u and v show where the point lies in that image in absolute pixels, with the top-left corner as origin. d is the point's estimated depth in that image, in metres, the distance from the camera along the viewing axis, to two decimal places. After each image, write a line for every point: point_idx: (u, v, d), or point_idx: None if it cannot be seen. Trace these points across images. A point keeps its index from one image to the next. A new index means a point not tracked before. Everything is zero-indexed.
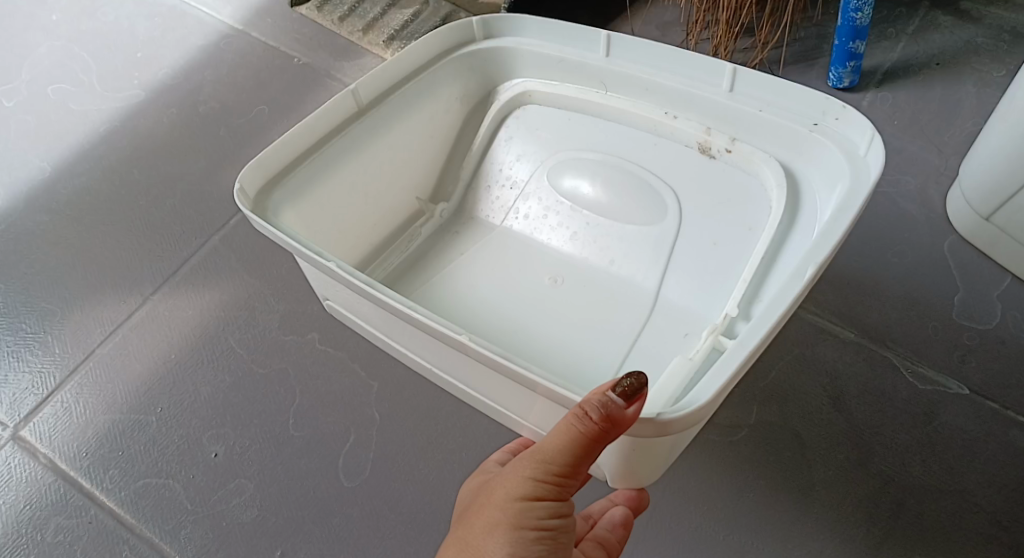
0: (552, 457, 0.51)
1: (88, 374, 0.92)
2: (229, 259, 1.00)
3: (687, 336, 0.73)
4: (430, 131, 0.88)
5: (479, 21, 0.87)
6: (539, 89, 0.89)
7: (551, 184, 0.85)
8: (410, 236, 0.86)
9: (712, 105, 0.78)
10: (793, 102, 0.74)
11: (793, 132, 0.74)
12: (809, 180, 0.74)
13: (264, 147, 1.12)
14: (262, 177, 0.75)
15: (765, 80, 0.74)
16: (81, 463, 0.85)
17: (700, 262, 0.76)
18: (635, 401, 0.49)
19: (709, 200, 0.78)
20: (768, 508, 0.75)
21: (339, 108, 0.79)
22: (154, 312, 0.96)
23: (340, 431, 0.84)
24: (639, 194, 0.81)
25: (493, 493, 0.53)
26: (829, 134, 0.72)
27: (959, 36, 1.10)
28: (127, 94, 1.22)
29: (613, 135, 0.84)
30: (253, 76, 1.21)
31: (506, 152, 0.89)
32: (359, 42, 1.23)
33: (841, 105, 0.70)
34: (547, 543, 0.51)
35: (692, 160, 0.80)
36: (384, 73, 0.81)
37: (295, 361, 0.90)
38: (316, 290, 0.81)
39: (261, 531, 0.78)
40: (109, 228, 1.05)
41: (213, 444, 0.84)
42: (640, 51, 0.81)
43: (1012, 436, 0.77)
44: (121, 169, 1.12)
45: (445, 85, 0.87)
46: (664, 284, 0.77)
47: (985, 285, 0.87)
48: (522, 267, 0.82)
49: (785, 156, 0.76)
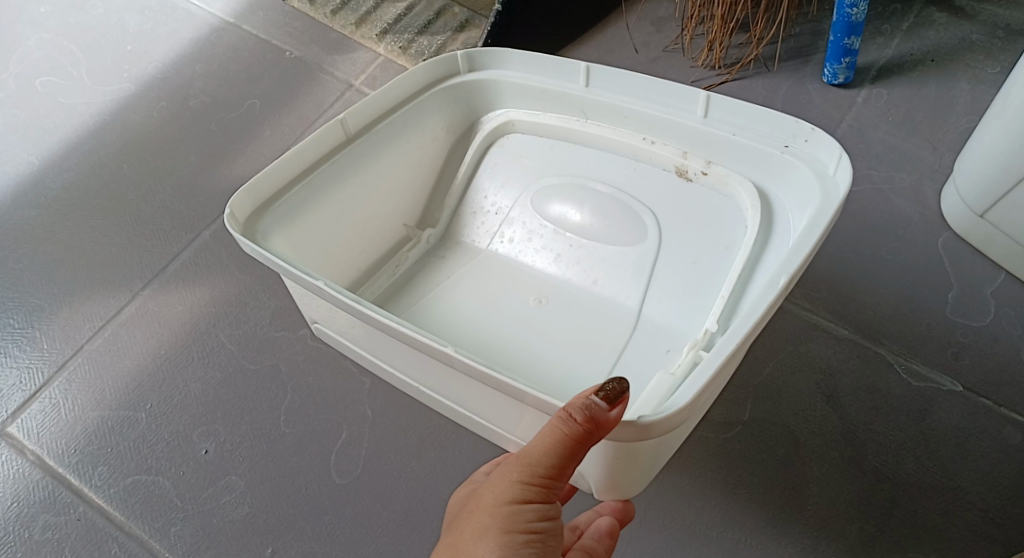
0: (538, 460, 0.50)
1: (77, 370, 0.91)
2: (220, 255, 0.99)
3: (669, 352, 0.73)
4: (416, 160, 0.87)
5: (462, 54, 0.86)
6: (522, 119, 0.88)
7: (535, 209, 0.84)
8: (397, 259, 0.85)
9: (689, 131, 0.78)
10: (764, 124, 0.74)
11: (765, 154, 0.74)
12: (782, 200, 0.73)
13: (255, 142, 1.11)
14: (253, 202, 0.74)
15: (739, 106, 0.74)
16: (69, 459, 0.84)
17: (680, 280, 0.76)
18: (617, 404, 0.50)
19: (688, 221, 0.78)
20: (759, 507, 0.74)
21: (328, 136, 0.78)
22: (145, 307, 0.95)
23: (332, 428, 0.83)
24: (624, 214, 0.80)
25: (481, 498, 0.52)
26: (801, 156, 0.71)
27: (953, 33, 1.10)
28: (117, 88, 1.21)
29: (596, 162, 0.84)
30: (245, 70, 1.20)
31: (490, 181, 0.88)
32: (353, 35, 1.22)
33: (810, 126, 0.70)
34: (537, 546, 0.50)
35: (670, 185, 0.80)
36: (371, 103, 0.81)
37: (287, 357, 0.89)
38: (303, 309, 0.80)
39: (252, 529, 0.77)
40: (98, 224, 1.04)
41: (204, 441, 0.84)
42: (620, 82, 0.80)
43: (1006, 434, 0.77)
44: (111, 163, 1.11)
45: (430, 115, 0.86)
46: (645, 305, 0.76)
47: (978, 283, 0.87)
48: (506, 286, 0.81)
49: (759, 177, 0.75)
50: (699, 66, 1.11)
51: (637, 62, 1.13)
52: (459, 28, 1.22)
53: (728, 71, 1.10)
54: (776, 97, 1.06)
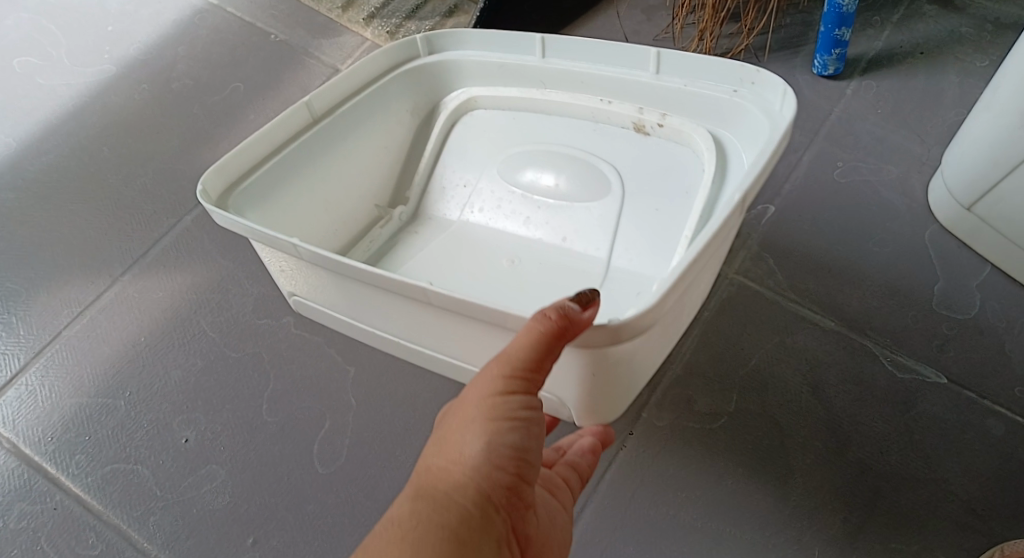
0: (519, 354, 0.50)
1: (55, 356, 0.89)
2: (202, 240, 0.98)
3: (640, 295, 0.72)
4: (385, 142, 0.85)
5: (422, 38, 0.85)
6: (482, 94, 0.87)
7: (502, 178, 0.83)
8: (372, 236, 0.83)
9: (643, 89, 0.78)
10: (711, 73, 0.74)
11: (716, 101, 0.74)
12: (736, 142, 0.74)
13: (239, 126, 1.09)
14: (224, 182, 0.73)
15: (687, 58, 0.75)
16: (46, 447, 0.82)
17: (645, 228, 0.76)
18: (589, 306, 0.53)
19: (650, 174, 0.78)
20: (743, 498, 0.74)
21: (294, 118, 0.77)
22: (125, 292, 0.94)
23: (315, 417, 0.82)
24: (591, 178, 0.80)
25: (463, 399, 0.51)
26: (748, 98, 0.72)
27: (942, 26, 1.10)
28: (97, 69, 1.18)
29: (558, 129, 0.84)
30: (229, 53, 1.18)
31: (455, 156, 0.87)
32: (339, 19, 1.20)
33: (754, 68, 0.70)
34: (521, 435, 0.50)
35: (629, 144, 0.80)
36: (339, 85, 0.80)
37: (270, 345, 0.88)
38: (280, 283, 0.78)
39: (233, 519, 0.76)
40: (77, 207, 1.02)
41: (184, 429, 0.82)
42: (575, 49, 0.80)
43: (989, 426, 0.77)
44: (90, 145, 1.09)
45: (395, 98, 0.86)
46: (613, 255, 0.76)
47: (964, 275, 0.87)
48: (480, 251, 0.80)
49: (713, 124, 0.76)
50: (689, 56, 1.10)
51: None
52: (448, 13, 1.20)
53: None
54: None
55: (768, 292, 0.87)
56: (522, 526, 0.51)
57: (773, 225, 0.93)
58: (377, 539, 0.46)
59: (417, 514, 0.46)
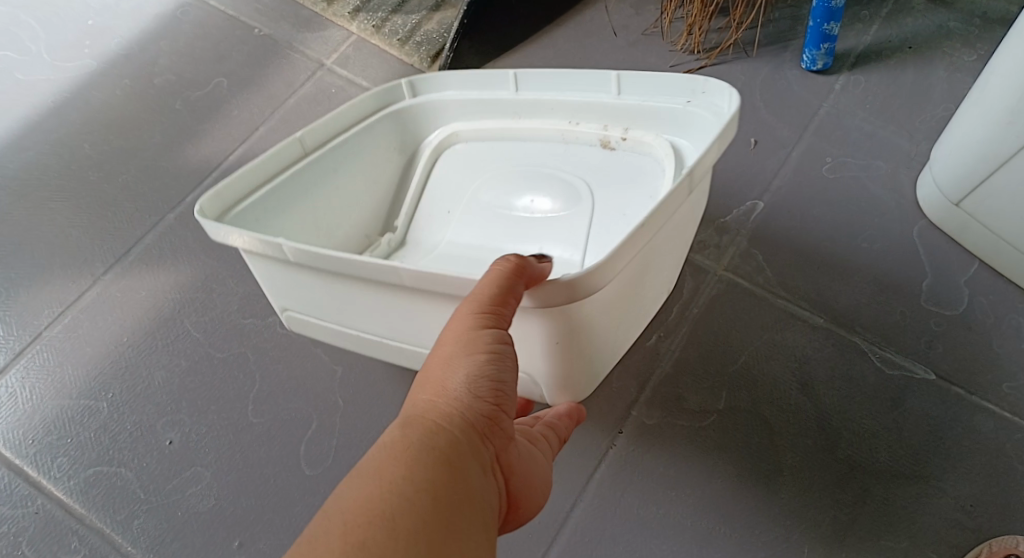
0: (488, 290, 0.53)
1: (36, 358, 0.87)
2: (186, 238, 0.96)
3: None
4: (375, 173, 0.84)
5: (407, 83, 0.84)
6: (459, 129, 0.86)
7: (477, 198, 0.82)
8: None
9: (606, 109, 0.78)
10: (666, 87, 0.74)
11: (672, 113, 0.74)
12: (693, 150, 0.73)
13: (223, 122, 1.07)
14: (221, 208, 0.72)
15: (644, 77, 0.75)
16: (28, 450, 0.81)
17: (614, 234, 0.73)
18: (545, 260, 0.58)
19: (619, 187, 0.77)
20: (734, 497, 0.74)
21: (289, 150, 0.76)
22: (108, 291, 0.92)
23: (302, 417, 0.81)
24: (565, 193, 0.78)
25: (439, 341, 0.53)
26: (701, 106, 0.71)
27: (932, 21, 1.09)
28: (78, 64, 1.15)
29: (530, 152, 0.83)
30: (212, 47, 1.16)
31: (434, 188, 0.85)
32: (323, 13, 1.18)
33: (704, 79, 0.70)
34: (500, 360, 0.51)
35: (597, 161, 0.79)
36: (335, 120, 0.79)
37: (255, 344, 0.86)
38: (271, 299, 0.75)
39: (219, 522, 0.76)
40: (58, 206, 1.00)
41: (169, 431, 0.81)
42: (541, 81, 0.80)
43: (977, 422, 0.77)
44: (71, 142, 1.07)
45: (388, 133, 0.85)
46: (586, 262, 0.73)
47: (952, 271, 0.87)
48: (457, 261, 0.77)
49: (674, 137, 0.75)
50: (678, 50, 1.09)
51: (615, 45, 1.11)
52: (434, 7, 1.18)
53: (708, 55, 1.09)
54: (754, 83, 1.05)
55: (757, 289, 0.87)
56: (506, 459, 0.50)
57: (762, 222, 0.92)
58: (373, 459, 0.43)
59: (411, 435, 0.45)
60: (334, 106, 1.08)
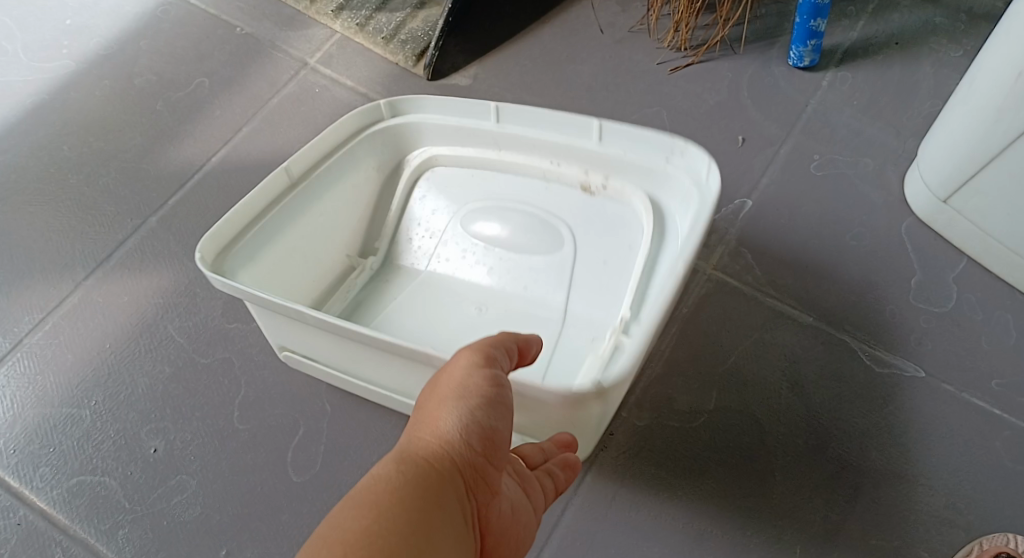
0: (483, 345, 0.55)
1: (17, 365, 0.86)
2: (169, 242, 0.95)
3: (593, 341, 0.73)
4: (358, 196, 0.84)
5: (386, 103, 0.84)
6: (443, 154, 0.86)
7: (463, 230, 0.83)
8: (343, 289, 0.81)
9: (587, 154, 0.80)
10: (646, 144, 0.77)
11: (652, 170, 0.77)
12: (672, 206, 0.76)
13: (205, 124, 1.06)
14: (214, 250, 0.72)
15: (629, 131, 0.76)
16: (8, 460, 0.79)
17: (596, 280, 0.77)
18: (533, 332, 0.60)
19: (598, 230, 0.80)
20: (725, 496, 0.74)
21: (276, 183, 0.76)
22: (89, 297, 0.91)
23: (289, 424, 0.80)
24: (547, 232, 0.81)
25: (435, 385, 0.52)
26: (680, 169, 0.75)
27: (917, 16, 1.09)
28: (55, 65, 1.13)
29: (511, 185, 0.84)
30: (194, 47, 1.14)
31: (420, 212, 0.85)
32: (307, 11, 1.16)
33: (687, 145, 0.73)
34: (497, 407, 0.51)
35: (576, 202, 0.82)
36: (317, 147, 0.79)
37: (240, 350, 0.85)
38: (269, 337, 0.77)
39: (204, 530, 0.75)
40: (37, 210, 0.98)
41: (153, 439, 0.80)
42: (526, 117, 0.80)
43: (967, 419, 0.77)
44: (50, 145, 1.04)
45: (369, 154, 0.84)
46: (570, 303, 0.77)
47: (941, 267, 0.87)
48: (446, 299, 0.80)
49: (651, 189, 0.78)
50: (665, 48, 1.09)
51: (601, 43, 1.10)
52: (419, 5, 1.17)
53: (695, 53, 1.08)
54: (741, 80, 1.05)
55: (747, 288, 0.87)
56: (486, 514, 0.48)
57: (750, 220, 0.92)
58: (366, 491, 0.42)
59: (406, 472, 0.44)
60: (318, 107, 1.06)
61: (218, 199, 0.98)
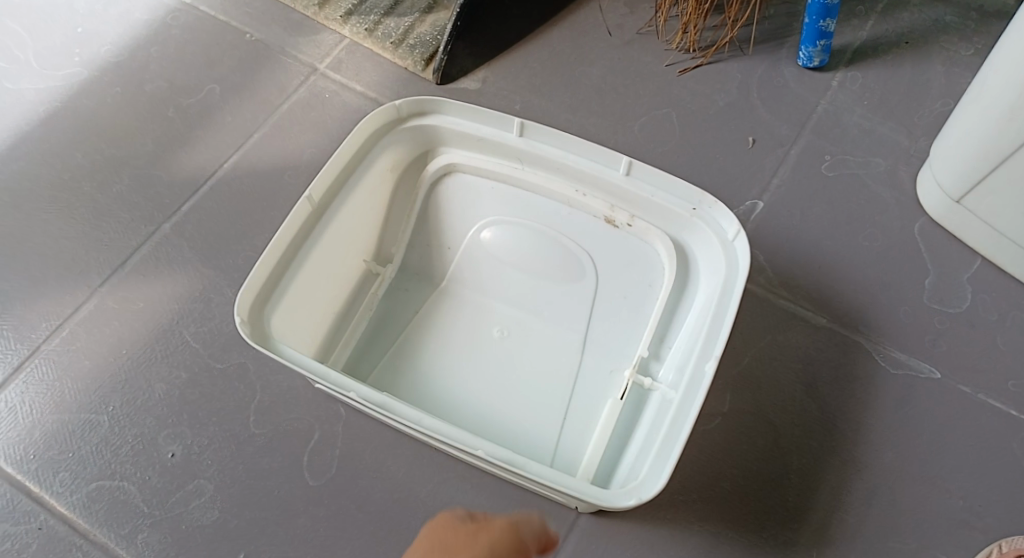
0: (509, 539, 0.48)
1: (34, 372, 0.87)
2: (183, 248, 0.95)
3: (613, 372, 0.79)
4: (370, 203, 0.84)
5: (410, 101, 0.83)
6: (465, 163, 0.86)
7: (485, 248, 0.86)
8: (366, 299, 0.83)
9: (612, 186, 0.81)
10: (673, 189, 0.79)
11: (676, 215, 0.79)
12: (694, 252, 0.80)
13: (217, 130, 1.06)
14: (249, 298, 0.71)
15: (658, 175, 0.78)
16: (28, 466, 0.80)
17: (616, 314, 0.81)
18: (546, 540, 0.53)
19: (618, 262, 0.83)
20: (743, 499, 0.74)
21: (300, 214, 0.75)
22: (104, 304, 0.91)
23: (304, 428, 0.81)
24: (567, 260, 0.84)
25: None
26: (706, 220, 0.78)
27: (928, 16, 1.08)
28: (67, 73, 1.12)
29: (533, 206, 0.85)
30: (204, 53, 1.14)
31: (439, 223, 0.87)
32: (315, 16, 1.16)
33: (714, 200, 0.77)
34: None
35: (598, 232, 0.84)
36: (332, 167, 0.78)
37: (255, 355, 0.86)
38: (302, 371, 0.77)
39: (223, 535, 0.76)
40: (51, 217, 0.99)
41: (170, 444, 0.81)
42: (553, 138, 0.81)
43: (982, 421, 0.78)
44: (63, 153, 1.05)
45: (380, 160, 0.84)
46: (590, 334, 0.81)
47: (954, 268, 0.88)
48: (470, 321, 0.83)
49: (672, 230, 0.81)
50: (673, 49, 1.08)
51: (610, 45, 1.10)
52: (427, 9, 1.17)
53: (704, 54, 1.07)
54: (751, 81, 1.05)
55: (760, 290, 0.86)
56: None
57: (762, 221, 0.92)
58: None
59: None
60: (329, 112, 1.07)
61: (230, 205, 0.99)
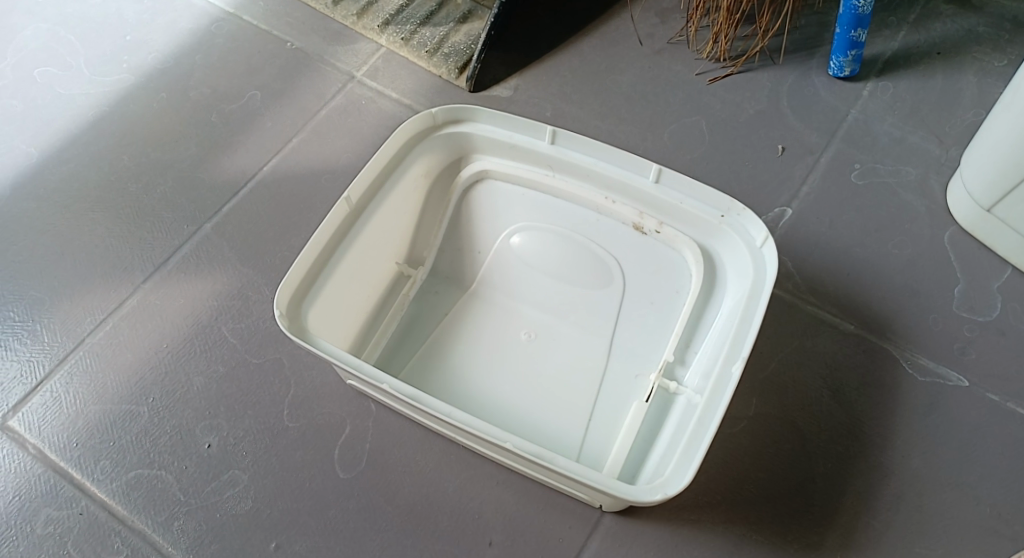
0: None
1: (79, 363, 0.90)
2: (222, 248, 0.99)
3: (639, 377, 0.80)
4: (405, 208, 0.86)
5: (443, 108, 0.85)
6: (496, 169, 0.88)
7: (514, 254, 0.88)
8: (396, 303, 0.86)
9: (640, 193, 0.83)
10: (701, 197, 0.80)
11: (704, 221, 0.80)
12: (722, 258, 0.80)
13: (257, 136, 1.10)
14: (287, 295, 0.73)
15: (687, 182, 0.80)
16: (71, 453, 0.83)
17: (642, 320, 0.82)
18: None
19: (645, 268, 0.84)
20: (767, 503, 0.75)
21: (337, 216, 0.78)
22: (146, 300, 0.95)
23: (336, 422, 0.83)
24: (594, 266, 0.85)
25: None
26: (734, 227, 0.79)
27: (960, 25, 1.08)
28: (116, 80, 1.17)
29: (562, 212, 0.87)
30: (246, 61, 1.18)
31: (471, 228, 0.90)
32: (353, 27, 1.19)
33: (742, 208, 0.78)
34: None
35: (626, 238, 0.85)
36: (369, 172, 0.81)
37: (290, 351, 0.88)
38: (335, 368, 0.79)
39: (256, 524, 0.78)
40: (98, 216, 1.03)
41: (207, 435, 0.83)
42: (584, 146, 0.83)
43: (1013, 430, 0.77)
44: (111, 156, 1.09)
45: (414, 165, 0.86)
46: (616, 339, 0.82)
47: (985, 276, 0.87)
48: (498, 325, 0.85)
49: (700, 236, 0.82)
50: (704, 59, 1.09)
51: (640, 54, 1.12)
52: (462, 19, 1.19)
53: (734, 64, 1.08)
54: (781, 91, 1.05)
55: (788, 296, 0.87)
56: None
57: (790, 228, 0.92)
58: None
59: None
60: (364, 118, 1.10)
61: (268, 207, 1.02)
